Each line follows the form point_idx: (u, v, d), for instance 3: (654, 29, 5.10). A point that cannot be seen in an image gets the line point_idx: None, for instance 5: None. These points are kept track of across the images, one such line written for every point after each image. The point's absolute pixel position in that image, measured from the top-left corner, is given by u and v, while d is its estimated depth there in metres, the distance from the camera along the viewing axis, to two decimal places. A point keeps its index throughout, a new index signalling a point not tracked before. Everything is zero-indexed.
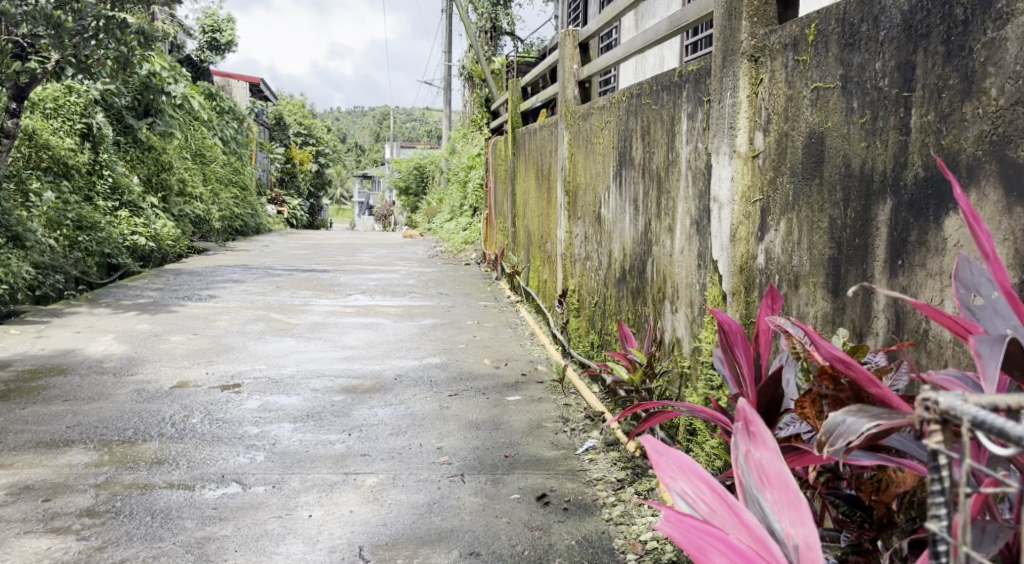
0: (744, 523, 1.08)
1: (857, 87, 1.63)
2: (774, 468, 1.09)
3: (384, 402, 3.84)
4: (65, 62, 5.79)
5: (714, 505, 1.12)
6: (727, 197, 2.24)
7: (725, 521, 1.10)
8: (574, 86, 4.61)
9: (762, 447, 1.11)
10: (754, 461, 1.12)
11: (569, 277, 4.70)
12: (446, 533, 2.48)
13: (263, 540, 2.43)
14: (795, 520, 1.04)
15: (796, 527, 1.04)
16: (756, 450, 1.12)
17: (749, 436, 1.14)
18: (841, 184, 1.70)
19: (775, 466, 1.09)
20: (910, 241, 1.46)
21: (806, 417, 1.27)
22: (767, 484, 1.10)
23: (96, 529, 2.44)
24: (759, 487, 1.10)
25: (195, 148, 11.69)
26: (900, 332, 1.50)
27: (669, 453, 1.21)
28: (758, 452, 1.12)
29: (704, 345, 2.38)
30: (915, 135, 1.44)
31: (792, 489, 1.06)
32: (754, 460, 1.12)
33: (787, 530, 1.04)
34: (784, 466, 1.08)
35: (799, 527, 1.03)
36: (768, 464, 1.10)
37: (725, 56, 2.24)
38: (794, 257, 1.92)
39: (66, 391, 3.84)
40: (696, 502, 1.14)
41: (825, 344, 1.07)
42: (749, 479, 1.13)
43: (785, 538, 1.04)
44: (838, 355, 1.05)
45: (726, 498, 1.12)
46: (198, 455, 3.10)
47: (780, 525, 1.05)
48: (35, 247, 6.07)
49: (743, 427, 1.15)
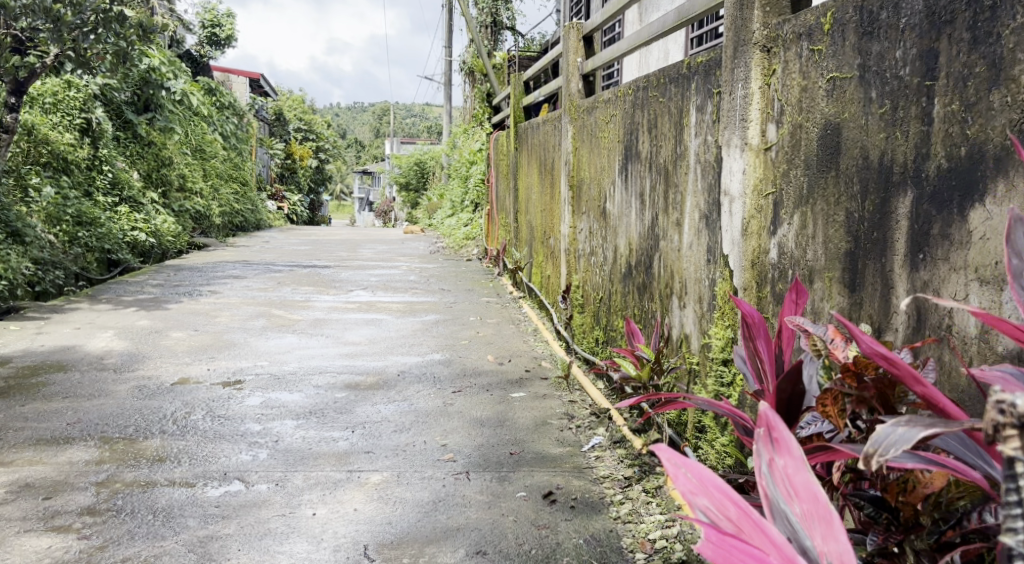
0: (774, 541, 1.05)
1: (876, 76, 1.59)
2: (803, 479, 1.07)
3: (387, 398, 3.81)
4: (64, 56, 5.76)
5: (737, 523, 1.08)
6: (738, 189, 2.20)
7: (753, 537, 1.06)
8: (578, 80, 4.56)
9: (787, 456, 1.09)
10: (777, 472, 1.10)
11: (573, 273, 4.66)
12: (453, 531, 2.45)
13: (267, 539, 2.39)
14: (829, 536, 1.02)
15: (829, 544, 1.02)
16: (782, 458, 1.09)
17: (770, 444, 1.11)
18: (859, 176, 1.66)
19: (802, 478, 1.07)
20: (932, 235, 1.42)
21: (827, 415, 1.24)
22: (794, 496, 1.08)
23: (98, 527, 2.41)
24: (786, 500, 1.07)
25: (195, 144, 11.63)
26: (920, 328, 1.46)
27: (681, 466, 1.15)
28: (782, 461, 1.10)
29: (715, 341, 2.34)
30: (939, 125, 1.40)
31: (824, 503, 1.04)
32: (777, 471, 1.10)
33: (820, 547, 1.02)
34: (811, 477, 1.07)
35: (834, 543, 1.01)
36: (796, 474, 1.07)
37: (737, 47, 2.20)
38: (808, 251, 1.88)
39: (66, 388, 3.81)
40: (722, 518, 1.09)
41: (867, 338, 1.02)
42: (774, 490, 1.10)
43: (818, 556, 1.02)
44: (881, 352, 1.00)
45: (751, 513, 1.08)
46: (200, 452, 3.06)
47: (812, 541, 1.03)
48: (34, 242, 6.03)
49: (763, 434, 1.12)
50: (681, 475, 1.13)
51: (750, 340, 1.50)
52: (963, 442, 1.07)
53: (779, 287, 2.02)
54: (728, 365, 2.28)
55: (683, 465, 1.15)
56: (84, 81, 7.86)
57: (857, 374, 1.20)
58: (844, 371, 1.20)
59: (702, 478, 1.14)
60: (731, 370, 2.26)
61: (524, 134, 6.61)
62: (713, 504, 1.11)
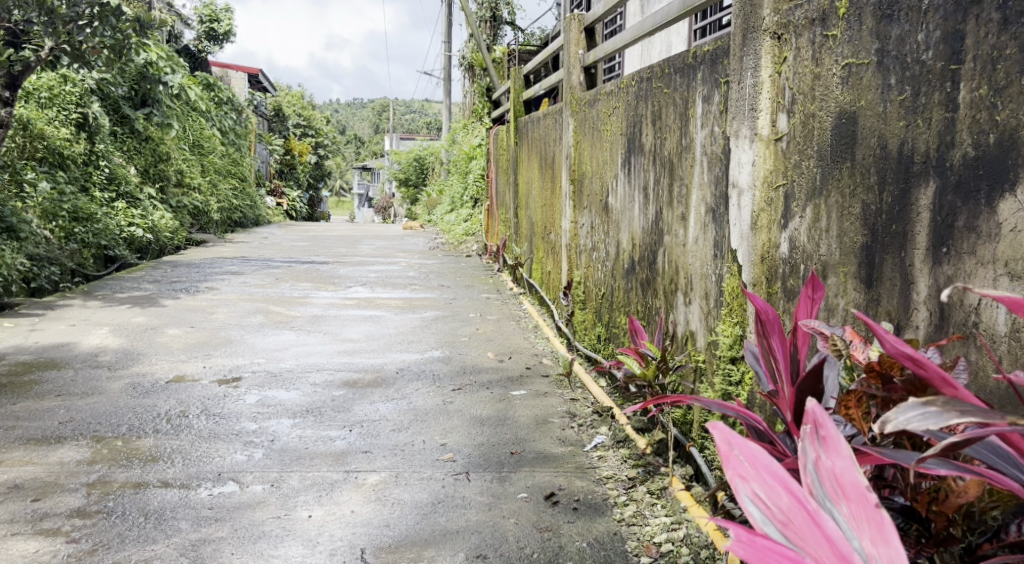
0: (823, 538, 0.92)
1: (896, 61, 1.52)
2: (851, 477, 0.92)
3: (385, 396, 3.74)
4: (59, 50, 5.68)
5: (786, 513, 0.96)
6: (748, 181, 2.13)
7: (798, 534, 0.94)
8: (580, 72, 4.49)
9: (834, 453, 0.94)
10: (826, 467, 0.96)
11: (574, 269, 4.59)
12: (452, 534, 2.38)
13: (261, 542, 2.32)
14: (879, 542, 0.88)
15: (881, 548, 0.89)
16: (828, 457, 0.95)
17: (818, 436, 0.97)
18: (876, 166, 1.59)
19: (849, 476, 0.93)
20: (957, 227, 1.35)
21: (849, 418, 1.18)
22: (844, 494, 0.93)
23: (87, 531, 2.34)
24: (833, 498, 0.94)
25: (193, 139, 11.56)
26: (943, 325, 1.39)
27: (733, 445, 1.04)
28: (830, 459, 0.96)
29: (723, 338, 2.27)
30: (964, 111, 1.33)
31: (873, 504, 0.89)
32: (826, 465, 0.96)
33: (872, 551, 0.89)
34: (861, 475, 0.92)
35: (887, 550, 0.88)
36: (843, 474, 0.93)
37: (746, 34, 2.13)
38: (822, 245, 1.81)
39: (60, 386, 3.74)
40: (767, 510, 0.97)
41: (889, 338, 0.94)
42: (821, 487, 0.95)
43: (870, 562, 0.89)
44: (906, 354, 0.93)
45: (798, 507, 0.95)
46: (194, 452, 2.99)
47: (863, 544, 0.90)
48: (29, 238, 5.96)
49: (811, 428, 0.98)
50: (728, 459, 1.02)
51: (762, 336, 1.41)
52: (998, 450, 1.01)
53: (791, 283, 1.95)
54: (736, 363, 2.21)
55: (736, 445, 1.03)
56: (81, 76, 7.78)
57: (881, 374, 1.16)
58: (868, 370, 1.17)
59: (755, 461, 1.02)
60: (739, 369, 2.19)
61: (524, 128, 6.53)
62: (764, 490, 0.99)
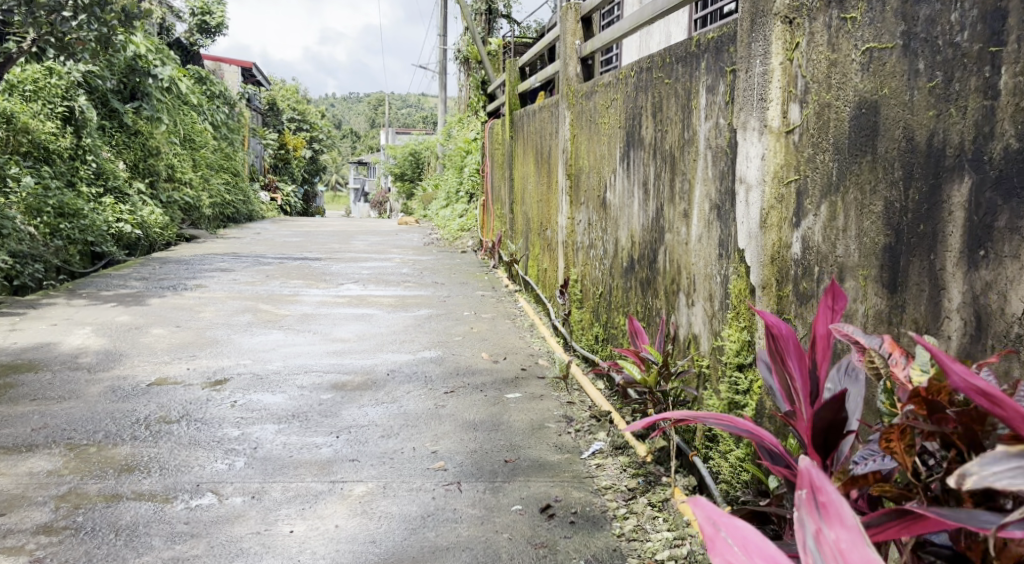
0: None
1: (925, 44, 1.38)
2: (859, 555, 0.83)
3: (375, 400, 3.60)
4: (42, 41, 5.52)
5: None
6: (757, 177, 1.99)
7: None
8: (576, 63, 4.35)
9: (838, 524, 0.85)
10: (825, 542, 0.86)
11: (571, 267, 4.45)
12: (442, 551, 2.25)
13: (238, 561, 2.19)
14: None
15: None
16: (832, 528, 0.86)
17: (813, 508, 0.88)
18: (901, 160, 1.45)
19: (856, 552, 0.83)
20: (997, 228, 1.22)
21: (893, 453, 1.04)
22: None
23: (53, 549, 2.20)
24: None
25: (184, 133, 11.38)
26: (980, 337, 1.26)
27: (720, 528, 0.99)
28: (832, 531, 0.86)
29: (729, 344, 2.14)
30: (1006, 99, 1.20)
31: None
32: (825, 540, 0.86)
33: None
34: (867, 549, 0.82)
35: None
36: (848, 548, 0.83)
37: (755, 18, 1.99)
38: (839, 245, 1.68)
39: (35, 390, 3.59)
40: None
41: (959, 369, 0.86)
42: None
43: None
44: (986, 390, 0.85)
45: None
46: (173, 460, 2.85)
47: None
48: (12, 234, 5.80)
49: (809, 496, 0.89)
50: (716, 546, 0.97)
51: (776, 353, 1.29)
52: None
53: (805, 285, 1.82)
54: (744, 371, 2.07)
55: (725, 527, 0.99)
56: (67, 68, 7.61)
57: (928, 403, 1.00)
58: (913, 399, 1.00)
59: (747, 544, 0.97)
60: (747, 376, 2.05)
61: (519, 122, 6.39)
62: None
